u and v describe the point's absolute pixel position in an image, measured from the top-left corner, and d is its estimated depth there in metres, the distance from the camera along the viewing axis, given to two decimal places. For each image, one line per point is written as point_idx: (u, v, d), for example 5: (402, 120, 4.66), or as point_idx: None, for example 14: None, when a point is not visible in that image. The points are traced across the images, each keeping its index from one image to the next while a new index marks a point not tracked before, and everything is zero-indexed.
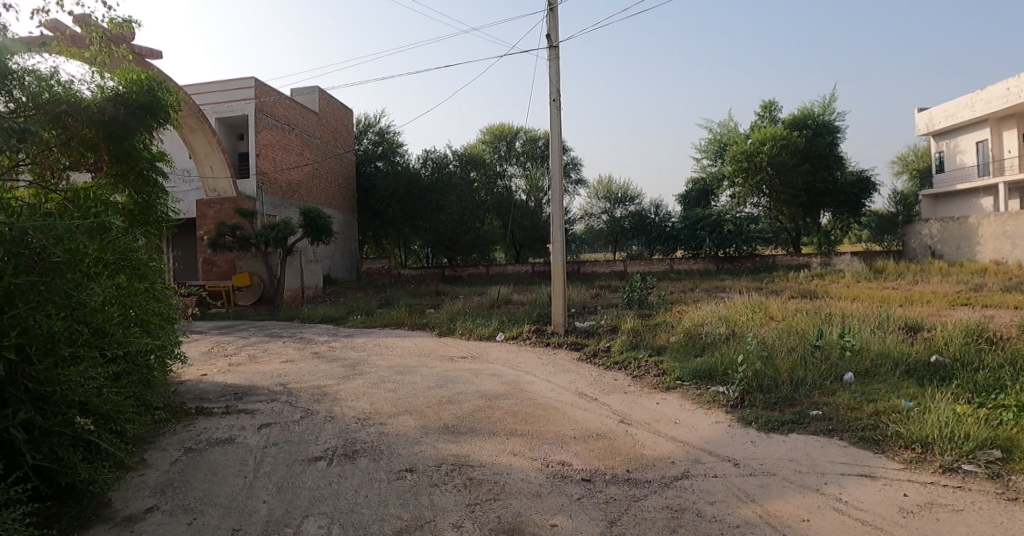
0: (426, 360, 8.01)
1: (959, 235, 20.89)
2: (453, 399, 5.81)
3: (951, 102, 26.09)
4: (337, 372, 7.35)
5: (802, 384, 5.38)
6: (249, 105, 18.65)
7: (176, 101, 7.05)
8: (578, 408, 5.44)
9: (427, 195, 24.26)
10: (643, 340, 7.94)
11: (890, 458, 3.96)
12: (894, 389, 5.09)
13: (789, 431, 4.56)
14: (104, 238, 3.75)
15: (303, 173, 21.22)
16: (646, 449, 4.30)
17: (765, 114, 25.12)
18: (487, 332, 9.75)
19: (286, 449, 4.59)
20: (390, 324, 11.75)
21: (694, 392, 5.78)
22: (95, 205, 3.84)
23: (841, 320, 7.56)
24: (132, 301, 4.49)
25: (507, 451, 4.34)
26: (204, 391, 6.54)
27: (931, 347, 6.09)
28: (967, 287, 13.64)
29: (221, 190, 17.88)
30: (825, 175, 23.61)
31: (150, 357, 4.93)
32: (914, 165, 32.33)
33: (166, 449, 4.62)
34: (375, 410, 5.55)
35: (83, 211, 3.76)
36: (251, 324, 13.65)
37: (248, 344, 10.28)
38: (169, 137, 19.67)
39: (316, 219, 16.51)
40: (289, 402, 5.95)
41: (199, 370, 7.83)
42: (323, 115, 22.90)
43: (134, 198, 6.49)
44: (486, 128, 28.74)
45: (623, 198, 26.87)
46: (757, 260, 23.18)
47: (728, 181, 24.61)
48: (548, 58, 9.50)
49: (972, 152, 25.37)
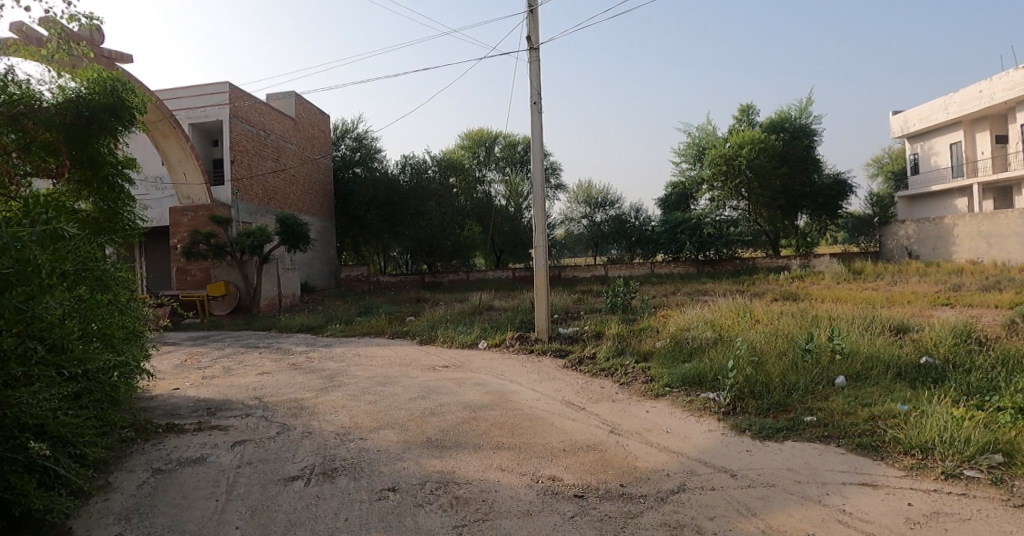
0: (408, 369, 7.77)
1: (935, 237, 21.24)
2: (436, 411, 5.59)
3: (925, 105, 26.63)
4: (315, 384, 7.07)
5: (794, 388, 5.27)
6: (225, 110, 18.20)
7: (142, 103, 6.75)
8: (566, 418, 5.26)
9: (407, 201, 23.98)
10: (629, 345, 7.81)
11: (891, 464, 3.87)
12: (887, 393, 5.03)
13: (784, 438, 4.43)
14: (56, 248, 3.51)
15: (279, 179, 20.79)
16: (640, 460, 4.13)
17: (743, 118, 25.33)
18: (469, 340, 9.54)
19: (260, 469, 4.33)
20: (369, 332, 11.46)
21: (684, 398, 5.64)
22: (47, 212, 3.60)
23: (828, 322, 7.52)
24: (94, 314, 4.13)
25: (495, 466, 4.15)
26: (174, 406, 6.22)
27: (921, 349, 6.05)
28: (946, 287, 13.83)
29: (195, 197, 17.38)
30: (803, 178, 23.90)
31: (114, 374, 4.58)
32: (889, 168, 32.94)
33: (132, 471, 4.32)
34: (355, 424, 5.30)
35: (33, 218, 3.51)
36: (226, 334, 13.25)
37: (223, 356, 9.91)
38: (140, 143, 19.15)
39: (293, 226, 16.12)
40: (264, 417, 5.67)
41: (170, 384, 7.48)
42: (300, 120, 22.50)
43: (99, 205, 6.13)
44: (465, 133, 28.51)
45: (603, 202, 26.87)
46: (737, 263, 23.30)
47: (708, 184, 24.78)
48: (529, 60, 9.36)
49: (947, 154, 25.90)
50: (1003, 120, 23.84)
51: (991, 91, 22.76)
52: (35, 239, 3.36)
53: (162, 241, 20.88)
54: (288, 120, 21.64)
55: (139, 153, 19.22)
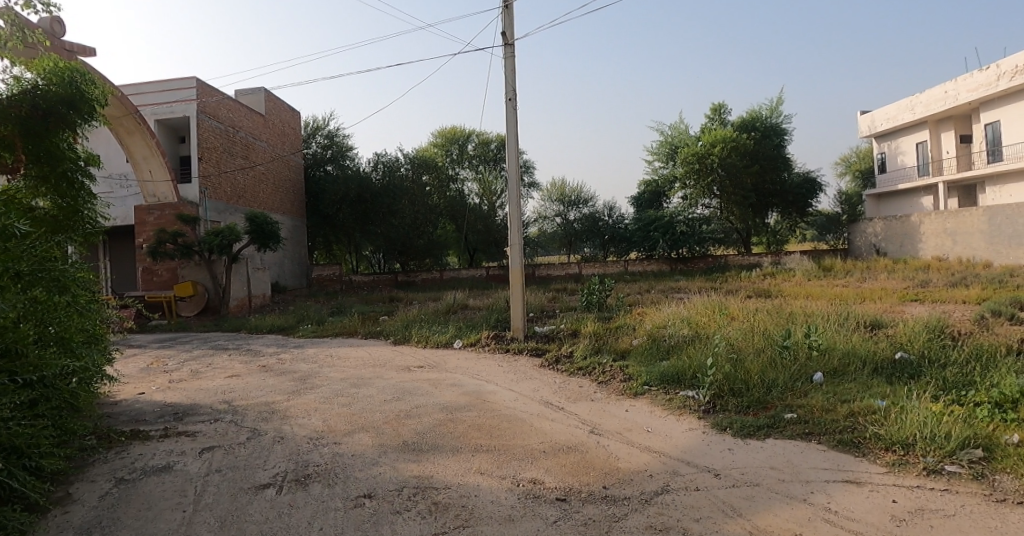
0: (382, 370, 7.59)
1: (902, 234, 21.77)
2: (412, 413, 5.44)
3: (891, 106, 27.30)
4: (286, 387, 6.85)
5: (773, 385, 5.26)
6: (191, 105, 17.57)
7: (103, 95, 6.46)
8: (545, 418, 5.16)
9: (379, 200, 23.61)
10: (606, 344, 7.75)
11: (873, 461, 3.87)
12: (865, 389, 5.07)
13: (765, 436, 4.41)
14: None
15: (249, 177, 20.28)
16: (622, 461, 4.05)
17: (715, 117, 25.60)
18: (444, 340, 9.39)
19: (230, 477, 4.13)
20: (342, 333, 11.21)
21: (664, 397, 5.59)
22: None
23: (804, 318, 7.55)
24: (52, 317, 3.84)
25: (474, 469, 4.02)
26: (139, 412, 5.95)
27: (896, 344, 6.12)
28: (914, 283, 14.13)
29: (161, 195, 16.83)
30: (774, 176, 24.23)
31: (74, 381, 4.29)
32: (856, 167, 33.72)
33: (93, 481, 4.08)
34: (328, 428, 5.13)
35: None
36: (194, 336, 12.83)
37: (190, 359, 9.57)
38: (102, 139, 18.49)
39: (263, 224, 15.71)
40: (233, 422, 5.45)
41: (135, 389, 7.17)
42: (269, 117, 21.99)
43: (58, 203, 5.52)
44: (439, 131, 28.24)
45: (577, 201, 26.93)
46: (710, 261, 23.51)
47: (680, 182, 25.01)
48: (504, 56, 9.24)
49: (913, 153, 26.57)
50: (967, 121, 24.55)
51: (956, 91, 23.50)
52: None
53: (125, 241, 20.22)
54: (257, 117, 21.14)
55: (102, 148, 18.50)
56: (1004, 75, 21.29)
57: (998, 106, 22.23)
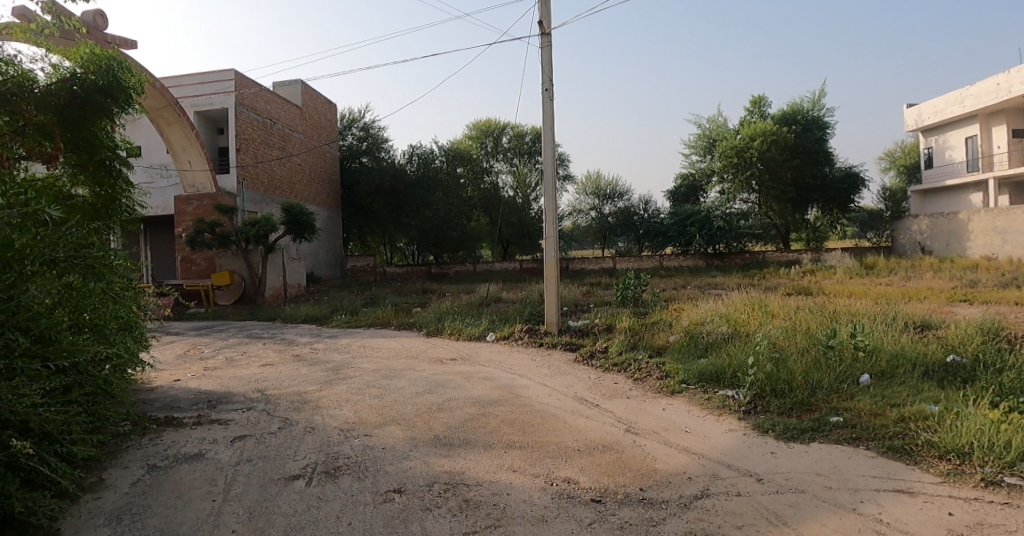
0: (414, 362, 7.58)
1: (949, 231, 20.89)
2: (443, 406, 5.40)
3: (939, 99, 26.15)
4: (319, 377, 6.89)
5: (818, 387, 5.04)
6: (229, 98, 18.00)
7: (139, 82, 6.47)
8: (579, 415, 5.05)
9: (413, 192, 23.74)
10: (642, 340, 7.59)
11: (925, 470, 3.65)
12: (915, 393, 4.83)
13: (810, 440, 4.21)
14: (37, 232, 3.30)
15: (285, 168, 20.59)
16: (659, 462, 3.92)
17: (754, 110, 24.93)
18: (477, 332, 9.33)
19: (260, 467, 4.14)
20: (375, 324, 11.27)
21: (702, 396, 5.42)
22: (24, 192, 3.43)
23: (849, 318, 7.26)
24: (86, 304, 3.92)
25: (505, 466, 3.94)
26: (174, 399, 6.05)
27: (949, 346, 5.82)
28: (962, 283, 13.53)
29: (200, 185, 17.20)
30: (814, 170, 23.53)
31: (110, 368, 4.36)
32: (901, 162, 32.52)
33: (126, 468, 4.15)
34: (359, 420, 5.11)
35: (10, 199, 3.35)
36: (231, 324, 13.10)
37: (226, 347, 9.76)
38: (144, 130, 19.00)
39: (299, 215, 15.90)
40: (266, 411, 5.49)
41: (171, 375, 7.32)
42: (306, 109, 22.27)
43: (97, 192, 5.87)
44: (473, 123, 28.23)
45: (611, 194, 26.57)
46: (747, 257, 22.97)
47: (718, 177, 24.47)
48: (541, 45, 9.09)
49: (961, 148, 25.46)
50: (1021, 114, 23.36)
51: (1009, 84, 22.29)
52: (14, 222, 3.15)
53: (163, 229, 20.76)
54: (294, 108, 21.41)
55: (143, 139, 19.01)
56: None
57: None
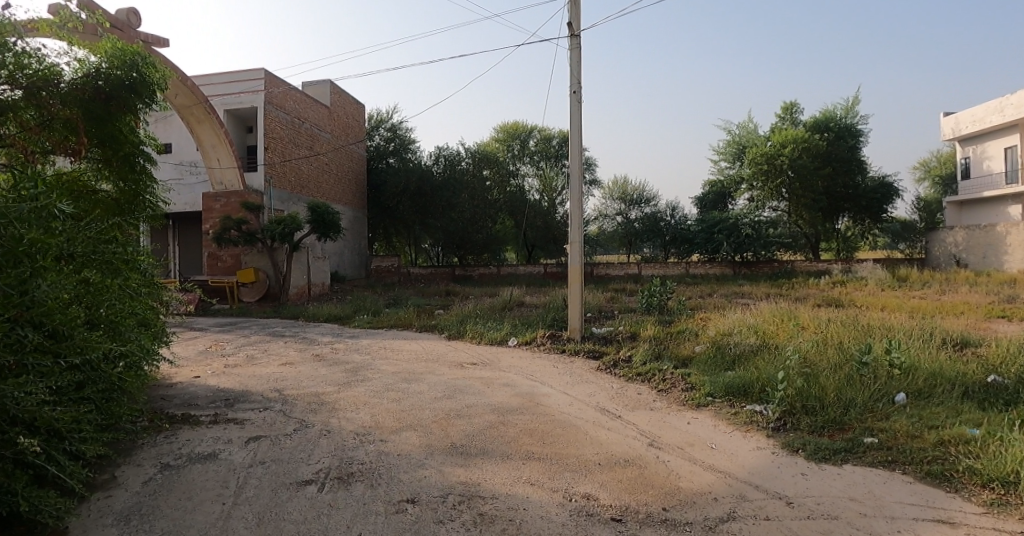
0: (434, 366, 7.52)
1: (987, 245, 20.19)
2: (462, 413, 5.31)
3: (978, 107, 25.33)
4: (338, 378, 6.86)
5: (851, 405, 4.83)
6: (259, 97, 18.23)
7: (163, 78, 6.55)
8: (600, 427, 4.92)
9: (438, 193, 23.82)
10: (667, 349, 7.41)
11: (967, 499, 3.44)
12: (955, 415, 4.60)
13: (843, 462, 4.03)
14: (49, 228, 3.31)
15: (312, 167, 20.79)
16: (683, 481, 3.78)
17: (786, 116, 24.44)
18: (498, 337, 9.25)
19: (273, 470, 4.11)
20: (397, 325, 11.26)
21: (729, 411, 5.24)
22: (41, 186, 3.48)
23: (884, 332, 6.99)
24: (101, 300, 3.97)
25: (523, 479, 3.84)
26: (194, 396, 6.08)
27: (991, 365, 5.55)
28: (1001, 298, 13.06)
29: (228, 182, 17.45)
30: (847, 179, 22.98)
31: (124, 365, 4.39)
32: (937, 172, 31.62)
33: (139, 466, 4.17)
34: (376, 424, 5.06)
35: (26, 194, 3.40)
36: (254, 321, 13.21)
37: (248, 344, 9.83)
38: (174, 128, 19.37)
39: (323, 214, 15.99)
40: (283, 411, 5.47)
41: (192, 372, 7.36)
42: (334, 109, 22.49)
43: (120, 187, 5.92)
44: (501, 126, 28.43)
45: (638, 199, 26.27)
46: (775, 266, 22.51)
47: (747, 184, 24.05)
48: (570, 47, 8.98)
49: (1001, 158, 24.64)
50: None
51: None
52: (24, 216, 3.17)
53: (191, 226, 21.12)
54: (323, 108, 21.64)
55: (174, 136, 19.35)
56: None
57: None
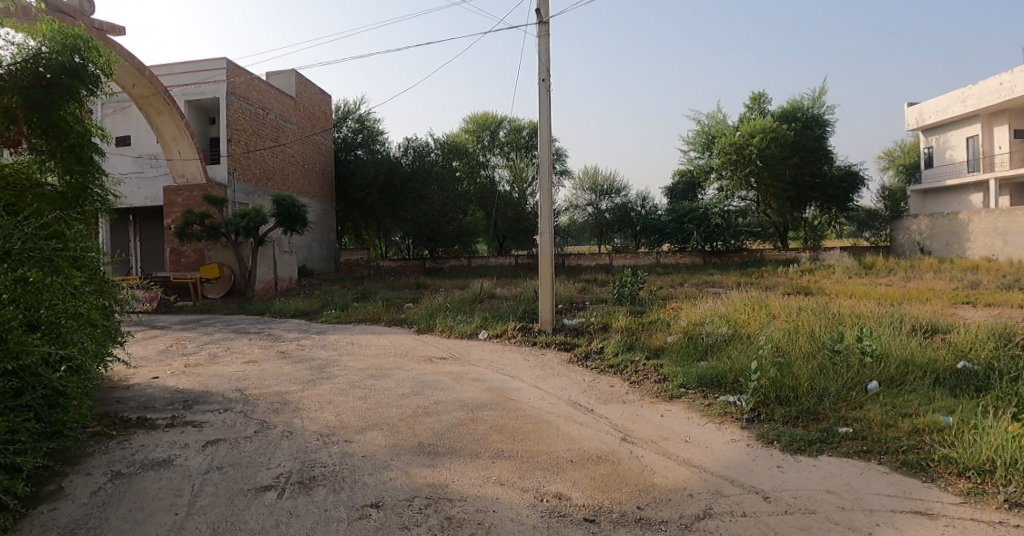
0: (403, 361, 7.29)
1: (949, 232, 20.67)
2: (430, 410, 5.11)
3: (941, 97, 25.92)
4: (303, 376, 6.59)
5: (825, 394, 4.77)
6: (220, 86, 17.59)
7: (109, 64, 6.14)
8: (573, 422, 4.78)
9: (408, 185, 23.36)
10: (639, 340, 7.31)
11: (944, 489, 3.40)
12: (928, 402, 4.59)
13: (818, 453, 3.96)
14: None
15: (277, 159, 20.21)
16: (657, 477, 3.66)
17: (754, 107, 24.66)
18: (468, 330, 9.05)
19: (230, 475, 3.86)
20: (365, 320, 10.98)
21: (702, 402, 5.16)
22: None
23: (854, 320, 6.99)
24: (42, 301, 3.66)
25: (492, 479, 3.67)
26: (150, 398, 5.75)
27: (959, 352, 5.57)
28: (963, 284, 13.37)
29: (190, 175, 16.82)
30: (814, 169, 23.29)
31: (72, 370, 4.08)
32: (901, 161, 32.35)
33: (88, 475, 3.88)
34: (341, 423, 4.83)
35: None
36: (218, 318, 12.77)
37: (211, 342, 9.45)
38: (132, 118, 18.59)
39: (290, 207, 15.53)
40: (244, 412, 5.19)
41: (149, 372, 7.00)
42: (300, 100, 21.89)
43: (68, 180, 5.39)
44: (470, 117, 27.80)
45: (609, 190, 26.28)
46: (745, 255, 22.75)
47: (717, 173, 24.23)
48: (538, 34, 8.78)
49: (963, 148, 25.26)
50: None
51: (1012, 84, 22.03)
52: None
53: (153, 221, 20.40)
54: (287, 99, 21.03)
55: (132, 128, 18.58)
56: None
57: None
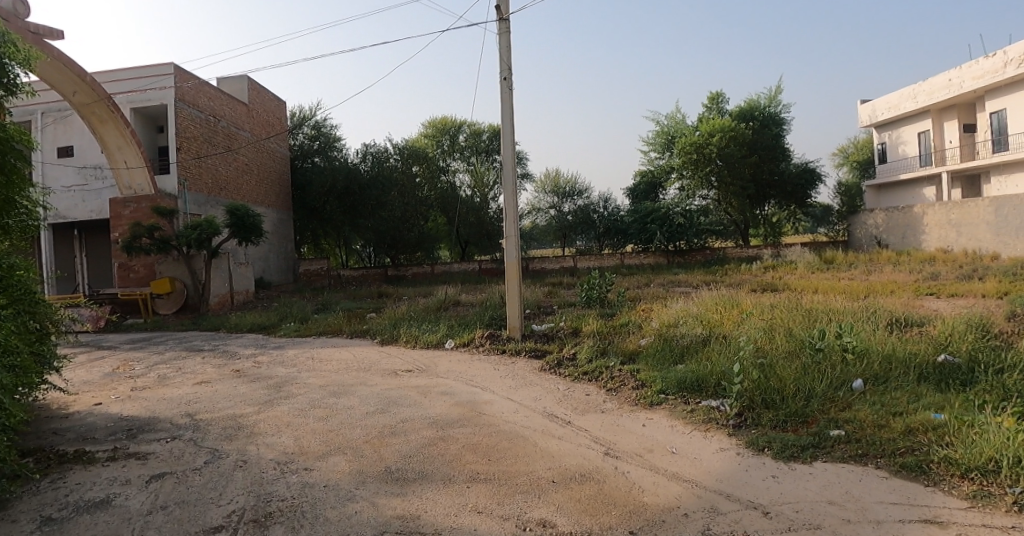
0: (366, 376, 6.87)
1: (904, 225, 21.27)
2: (397, 430, 4.73)
3: (892, 94, 26.76)
4: (258, 397, 6.09)
5: (811, 395, 4.59)
6: (168, 92, 16.75)
7: (27, 59, 5.39)
8: (551, 436, 4.46)
9: (368, 191, 22.78)
10: (611, 345, 7.06)
11: (948, 493, 3.23)
12: (916, 399, 4.47)
13: (812, 459, 3.75)
14: None
15: (230, 168, 19.40)
16: (648, 495, 3.38)
17: (712, 106, 24.93)
18: (434, 340, 8.67)
19: (176, 516, 3.40)
20: (325, 333, 10.46)
21: (684, 408, 4.92)
22: None
23: (829, 316, 6.87)
24: None
25: (468, 506, 3.33)
26: (90, 427, 5.19)
27: (939, 345, 5.49)
28: (923, 276, 13.64)
29: (137, 186, 15.93)
30: (772, 166, 23.64)
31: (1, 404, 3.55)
32: (854, 157, 33.33)
33: (13, 523, 3.37)
34: (300, 448, 4.42)
35: None
36: (169, 336, 12.01)
37: (160, 362, 8.80)
38: (73, 126, 17.52)
39: (244, 217, 14.82)
40: (193, 441, 4.70)
41: (91, 398, 6.39)
42: (252, 106, 21.09)
43: None
44: (429, 121, 27.34)
45: (571, 192, 26.16)
46: (708, 253, 22.93)
47: (677, 173, 24.37)
48: (498, 31, 8.50)
49: (914, 143, 26.10)
50: (970, 109, 24.09)
51: (961, 80, 22.97)
52: None
53: (101, 234, 19.33)
54: (240, 105, 20.24)
55: (74, 137, 17.51)
56: (1011, 61, 20.81)
57: (1005, 94, 21.76)
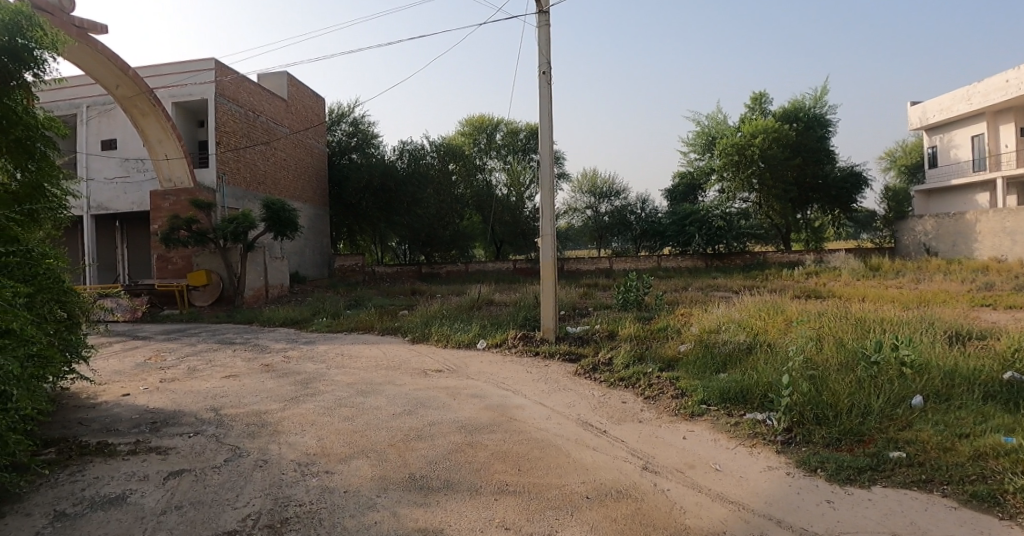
0: (395, 375, 6.73)
1: (956, 232, 20.27)
2: (423, 433, 4.56)
3: (945, 96, 25.60)
4: (285, 393, 6.01)
5: (868, 412, 4.23)
6: (208, 87, 17.03)
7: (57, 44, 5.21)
8: (586, 447, 4.22)
9: (403, 189, 22.85)
10: (649, 350, 6.78)
11: None
12: (984, 420, 4.08)
13: (871, 483, 3.43)
14: None
15: (267, 163, 19.63)
16: (689, 517, 3.12)
17: (754, 107, 24.23)
18: (466, 339, 8.50)
19: (190, 518, 3.29)
20: (357, 329, 10.40)
21: (727, 421, 4.62)
22: None
23: (885, 326, 6.46)
24: None
25: (495, 522, 3.12)
26: (115, 419, 5.17)
27: (1009, 361, 5.05)
28: (980, 286, 12.88)
29: (176, 179, 16.23)
30: (816, 169, 22.86)
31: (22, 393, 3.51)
32: (902, 162, 32.09)
33: (27, 516, 3.30)
34: (323, 450, 4.28)
35: None
36: (204, 328, 12.17)
37: (192, 354, 8.85)
38: (117, 120, 17.97)
39: (279, 211, 14.93)
40: (215, 437, 4.62)
41: (121, 389, 6.42)
42: (291, 102, 21.34)
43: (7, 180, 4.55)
44: (466, 120, 27.34)
45: (608, 193, 25.76)
46: (747, 257, 22.27)
47: (717, 175, 23.77)
48: (538, 24, 8.28)
49: (968, 147, 24.90)
50: None
51: (1018, 81, 21.65)
52: None
53: (142, 226, 19.81)
54: (278, 101, 20.49)
55: (117, 130, 17.97)
56: None
57: None
